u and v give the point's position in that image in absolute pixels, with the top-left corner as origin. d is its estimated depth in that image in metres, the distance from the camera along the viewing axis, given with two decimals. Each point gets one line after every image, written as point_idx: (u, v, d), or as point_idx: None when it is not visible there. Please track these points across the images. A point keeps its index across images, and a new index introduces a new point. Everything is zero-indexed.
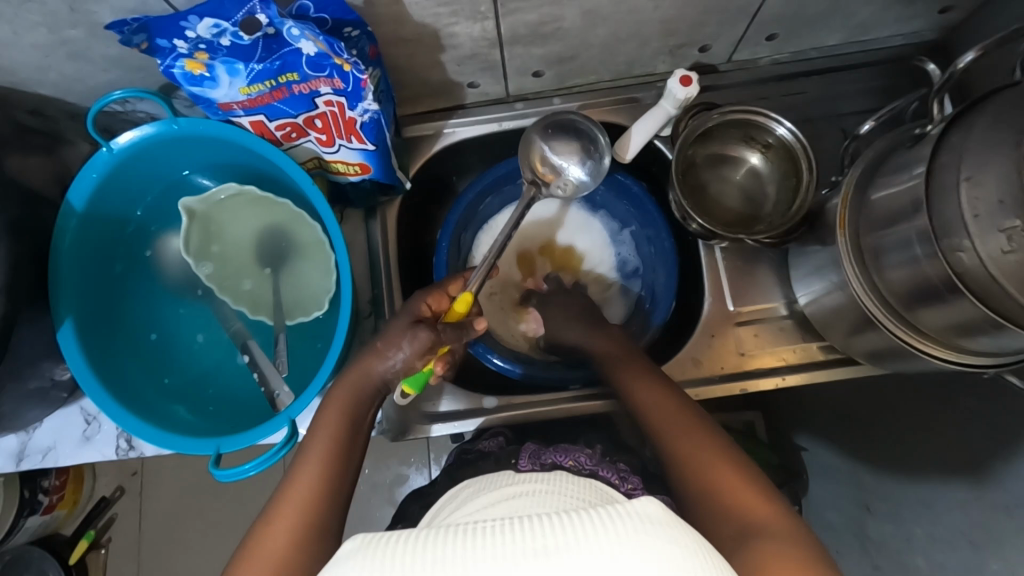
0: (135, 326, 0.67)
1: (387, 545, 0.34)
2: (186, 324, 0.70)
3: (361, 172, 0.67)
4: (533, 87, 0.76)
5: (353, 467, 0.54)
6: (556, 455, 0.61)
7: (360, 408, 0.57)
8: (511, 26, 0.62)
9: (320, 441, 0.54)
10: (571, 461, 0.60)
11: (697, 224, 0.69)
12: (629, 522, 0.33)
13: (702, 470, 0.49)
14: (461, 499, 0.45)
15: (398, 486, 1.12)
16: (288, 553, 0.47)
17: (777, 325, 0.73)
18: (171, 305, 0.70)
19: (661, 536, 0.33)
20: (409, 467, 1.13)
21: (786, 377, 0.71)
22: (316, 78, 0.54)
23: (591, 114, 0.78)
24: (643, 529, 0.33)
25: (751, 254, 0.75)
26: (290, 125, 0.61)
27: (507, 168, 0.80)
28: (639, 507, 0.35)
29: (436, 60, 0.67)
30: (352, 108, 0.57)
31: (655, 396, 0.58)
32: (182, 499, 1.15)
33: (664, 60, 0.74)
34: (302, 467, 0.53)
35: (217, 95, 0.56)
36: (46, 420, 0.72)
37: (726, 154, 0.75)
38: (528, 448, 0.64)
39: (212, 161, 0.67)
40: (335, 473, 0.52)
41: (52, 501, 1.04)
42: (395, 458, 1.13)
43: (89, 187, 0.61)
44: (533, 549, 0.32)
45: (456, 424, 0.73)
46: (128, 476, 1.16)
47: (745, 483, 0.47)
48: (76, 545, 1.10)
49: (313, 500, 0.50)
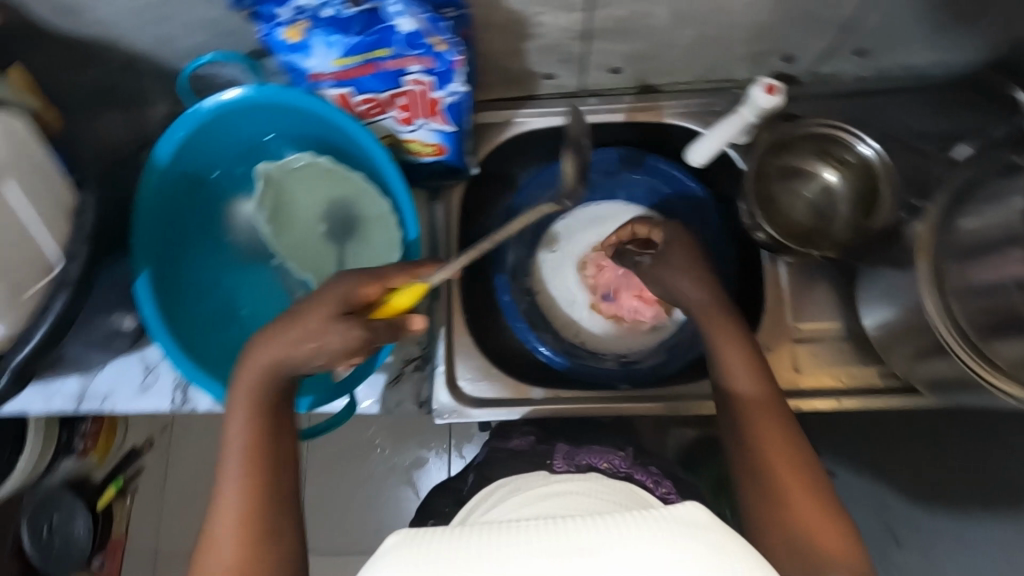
0: (225, 300, 0.69)
1: (429, 541, 0.34)
2: (263, 297, 0.70)
3: (435, 154, 0.67)
4: (608, 82, 0.76)
5: (287, 450, 0.53)
6: (590, 457, 0.63)
7: (274, 385, 0.52)
8: (599, 20, 0.62)
9: (237, 441, 0.51)
10: (606, 463, 0.62)
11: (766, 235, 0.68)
12: (662, 523, 0.33)
13: (781, 502, 0.49)
14: (496, 499, 0.47)
15: (417, 469, 1.14)
16: (246, 552, 0.48)
17: (833, 344, 0.71)
18: (253, 277, 0.71)
19: (702, 536, 0.33)
20: (427, 450, 1.14)
21: (841, 400, 0.69)
22: (408, 55, 0.55)
23: (664, 115, 0.77)
24: (675, 531, 0.33)
25: (813, 271, 0.73)
26: (372, 101, 0.61)
27: (572, 161, 0.78)
28: (674, 510, 0.34)
29: (519, 49, 0.67)
30: (439, 89, 0.58)
31: (778, 445, 0.52)
32: (207, 456, 1.18)
33: (743, 65, 0.73)
34: (227, 462, 0.51)
35: (309, 65, 0.57)
36: (107, 365, 0.74)
37: (799, 167, 0.73)
38: (559, 448, 0.66)
39: (291, 129, 0.68)
40: (266, 471, 0.51)
41: (87, 445, 1.08)
42: (416, 440, 1.15)
43: (174, 144, 0.63)
44: (573, 557, 0.32)
45: (481, 410, 0.70)
46: (158, 430, 1.20)
47: (830, 514, 0.48)
48: (106, 490, 1.12)
49: (247, 492, 0.50)
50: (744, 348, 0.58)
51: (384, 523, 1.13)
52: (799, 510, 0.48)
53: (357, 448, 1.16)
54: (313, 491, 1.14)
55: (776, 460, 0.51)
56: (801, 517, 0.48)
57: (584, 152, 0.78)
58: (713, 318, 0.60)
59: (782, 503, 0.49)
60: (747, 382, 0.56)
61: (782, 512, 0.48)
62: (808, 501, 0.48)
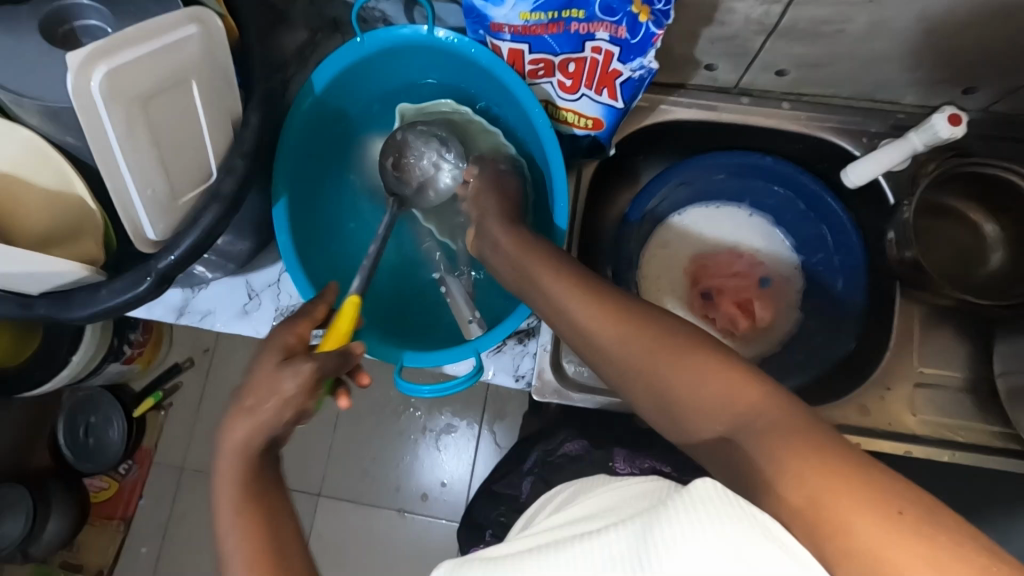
0: (353, 239, 0.69)
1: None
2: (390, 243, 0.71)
3: (589, 128, 0.64)
4: (766, 84, 0.72)
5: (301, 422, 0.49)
6: (653, 460, 0.73)
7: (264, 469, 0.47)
8: (794, 16, 0.58)
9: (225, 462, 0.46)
10: (669, 467, 0.72)
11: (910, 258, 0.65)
12: (682, 517, 0.27)
13: (835, 530, 0.31)
14: (564, 501, 0.43)
15: (447, 434, 1.13)
16: None
17: (952, 393, 0.68)
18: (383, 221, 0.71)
19: (734, 523, 0.26)
20: (461, 419, 1.13)
21: (955, 454, 0.65)
22: (600, 21, 0.53)
23: (815, 128, 0.73)
24: (697, 525, 0.26)
25: (942, 315, 0.70)
26: (544, 62, 0.59)
27: (710, 162, 0.75)
28: (690, 494, 0.28)
29: (694, 33, 0.64)
30: (624, 61, 0.56)
31: (646, 341, 0.46)
32: None
33: (916, 90, 0.69)
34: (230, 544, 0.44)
35: (495, 14, 0.55)
36: (213, 283, 0.74)
37: (950, 206, 0.70)
38: (620, 453, 0.73)
39: (444, 74, 0.67)
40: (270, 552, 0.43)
41: (133, 353, 1.01)
42: (450, 407, 1.14)
43: (331, 74, 0.61)
44: (600, 563, 0.28)
45: (580, 394, 0.69)
46: (201, 351, 1.16)
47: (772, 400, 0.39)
48: (144, 401, 1.10)
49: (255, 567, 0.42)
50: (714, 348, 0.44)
51: (407, 481, 1.12)
52: (868, 538, 0.30)
53: (392, 405, 1.15)
54: (343, 438, 1.14)
55: (766, 450, 0.36)
56: (864, 539, 0.30)
57: (722, 153, 0.75)
58: (528, 256, 0.56)
59: (809, 507, 0.32)
60: (719, 380, 0.41)
61: (833, 541, 0.30)
62: (871, 515, 0.30)
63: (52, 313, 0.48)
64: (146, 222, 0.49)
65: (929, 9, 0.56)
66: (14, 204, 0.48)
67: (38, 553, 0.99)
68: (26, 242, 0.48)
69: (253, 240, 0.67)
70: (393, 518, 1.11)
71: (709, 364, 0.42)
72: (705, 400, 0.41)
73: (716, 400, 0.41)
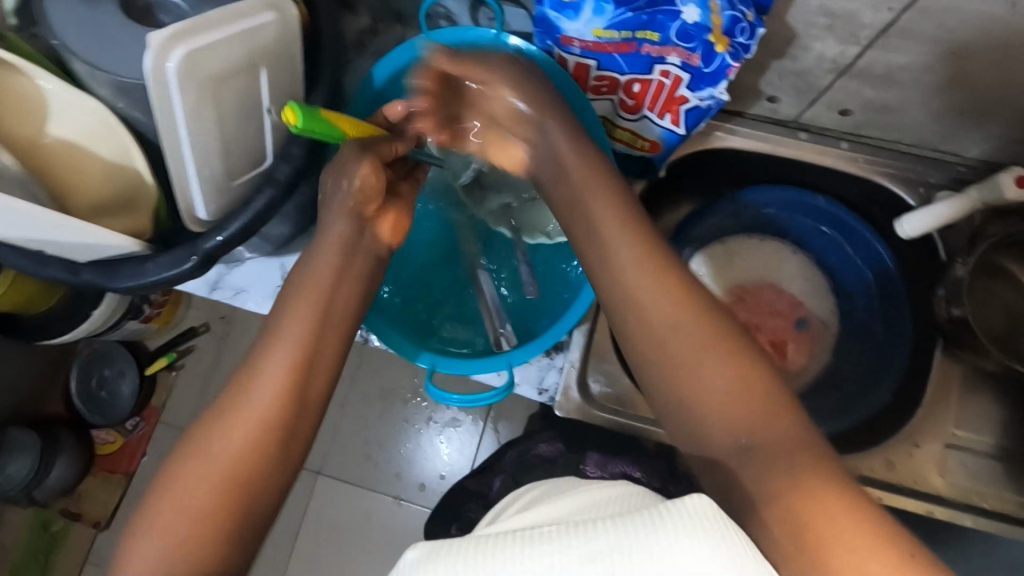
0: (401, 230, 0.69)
1: (457, 550, 0.30)
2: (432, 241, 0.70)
3: (645, 149, 0.63)
4: (827, 122, 0.70)
5: (319, 389, 0.47)
6: (623, 465, 0.69)
7: (323, 348, 0.47)
8: (870, 60, 0.57)
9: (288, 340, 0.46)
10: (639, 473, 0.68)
11: (958, 317, 0.63)
12: (678, 527, 0.28)
13: (822, 557, 0.33)
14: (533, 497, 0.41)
15: (453, 429, 1.13)
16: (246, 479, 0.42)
17: (980, 456, 0.66)
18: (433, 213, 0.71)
19: (720, 537, 0.28)
20: (467, 415, 1.13)
21: (980, 521, 0.64)
22: (674, 46, 0.52)
23: (872, 171, 0.71)
24: (690, 535, 0.28)
25: (982, 376, 0.68)
26: (608, 79, 0.58)
27: None
28: (685, 504, 0.29)
29: (764, 64, 0.62)
30: (692, 89, 0.55)
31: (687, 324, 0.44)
32: None
33: (984, 146, 0.67)
34: (239, 399, 0.44)
35: (568, 28, 0.54)
36: (247, 262, 0.74)
37: (1005, 268, 0.68)
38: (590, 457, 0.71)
39: None
40: (280, 432, 0.44)
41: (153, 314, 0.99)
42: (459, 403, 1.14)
43: (392, 69, 0.60)
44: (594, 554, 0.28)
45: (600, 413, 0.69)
46: (217, 318, 1.16)
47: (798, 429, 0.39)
48: (157, 360, 1.10)
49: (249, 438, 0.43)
50: (732, 349, 0.42)
51: (410, 471, 1.12)
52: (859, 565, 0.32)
53: (401, 393, 1.15)
54: (351, 421, 1.14)
55: (777, 464, 0.37)
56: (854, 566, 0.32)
57: (774, 188, 0.73)
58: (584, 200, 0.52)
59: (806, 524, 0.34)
60: (728, 381, 0.41)
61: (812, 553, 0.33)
62: (867, 542, 0.33)
63: (96, 279, 0.48)
64: (200, 202, 0.49)
65: (1016, 68, 0.54)
66: (67, 172, 0.48)
67: (41, 498, 1.00)
68: (77, 210, 0.48)
69: (293, 225, 0.67)
70: (390, 505, 1.11)
71: (717, 363, 0.42)
72: (721, 401, 0.41)
73: (735, 416, 0.40)
